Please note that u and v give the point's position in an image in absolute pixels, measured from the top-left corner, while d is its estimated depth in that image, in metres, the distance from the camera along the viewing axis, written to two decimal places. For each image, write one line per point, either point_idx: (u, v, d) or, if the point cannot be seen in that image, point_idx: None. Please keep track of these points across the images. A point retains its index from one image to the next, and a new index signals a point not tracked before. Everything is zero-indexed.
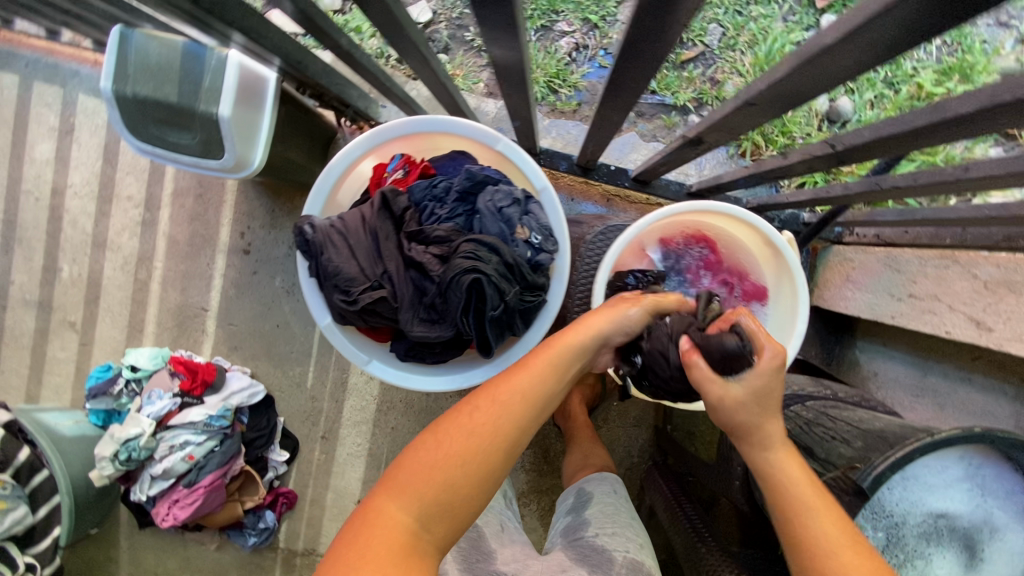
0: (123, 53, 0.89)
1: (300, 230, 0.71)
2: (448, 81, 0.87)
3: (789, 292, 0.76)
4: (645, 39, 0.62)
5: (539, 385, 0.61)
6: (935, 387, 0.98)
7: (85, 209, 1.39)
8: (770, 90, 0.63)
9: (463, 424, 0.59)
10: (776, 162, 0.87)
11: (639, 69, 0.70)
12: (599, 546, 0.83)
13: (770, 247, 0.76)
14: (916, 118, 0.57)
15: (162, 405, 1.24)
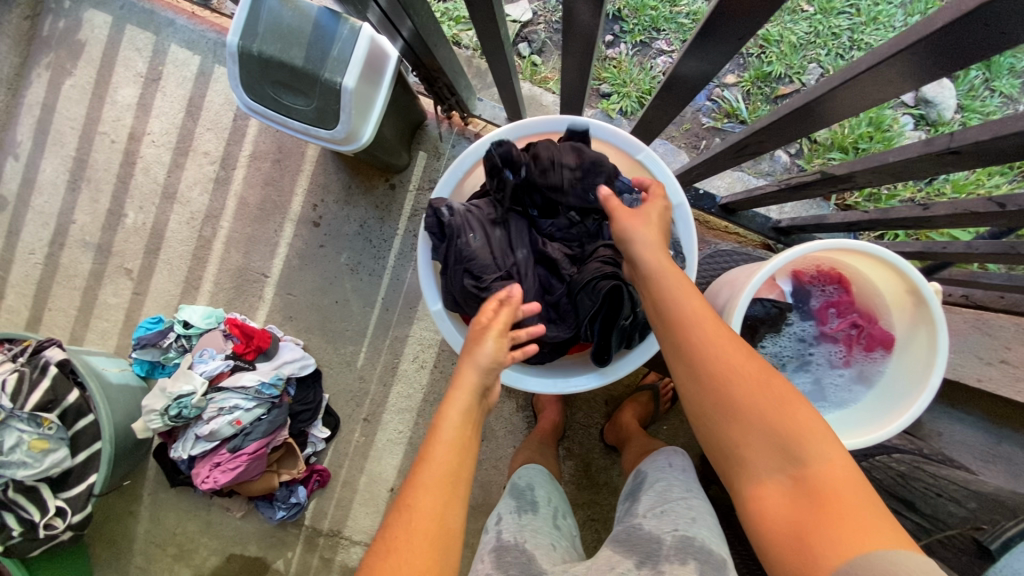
0: (256, 11, 0.89)
1: (437, 211, 0.70)
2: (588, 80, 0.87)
3: (921, 342, 0.75)
4: (868, 87, 0.62)
5: (446, 462, 0.58)
6: (1008, 455, 0.99)
7: (160, 158, 1.38)
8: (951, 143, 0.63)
9: (384, 548, 0.54)
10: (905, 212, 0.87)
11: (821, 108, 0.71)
12: (648, 532, 0.75)
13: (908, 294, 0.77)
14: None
15: (215, 365, 1.23)
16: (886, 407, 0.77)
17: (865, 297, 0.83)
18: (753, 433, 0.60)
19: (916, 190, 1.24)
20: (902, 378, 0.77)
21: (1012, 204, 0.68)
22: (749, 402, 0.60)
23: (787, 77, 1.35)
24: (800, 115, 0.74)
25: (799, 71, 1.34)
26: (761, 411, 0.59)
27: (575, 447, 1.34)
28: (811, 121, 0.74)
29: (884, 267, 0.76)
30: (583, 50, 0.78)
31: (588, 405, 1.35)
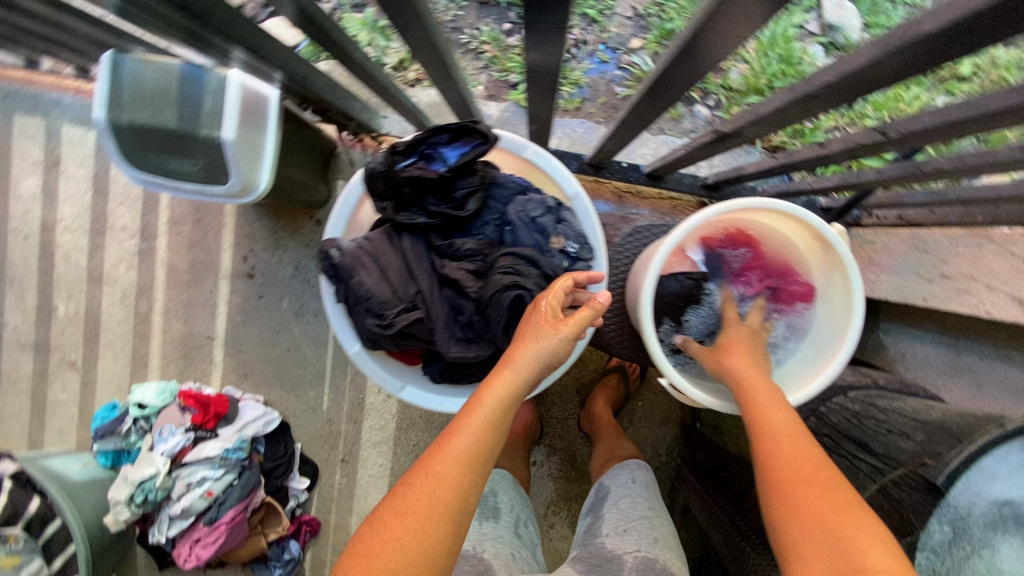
0: (117, 80, 0.85)
1: (326, 254, 0.67)
2: (455, 75, 0.86)
3: (841, 288, 0.73)
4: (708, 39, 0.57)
5: (472, 447, 0.55)
6: (970, 366, 0.96)
7: (78, 243, 1.33)
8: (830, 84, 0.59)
9: (401, 508, 0.52)
10: (810, 153, 0.86)
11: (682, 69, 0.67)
12: (610, 552, 0.82)
13: (817, 243, 0.76)
14: (979, 102, 0.56)
15: (175, 441, 1.19)
16: (814, 356, 0.76)
17: (780, 247, 0.83)
18: (802, 523, 0.52)
19: (838, 119, 1.22)
20: (825, 326, 0.77)
21: (894, 131, 0.66)
22: (805, 491, 0.54)
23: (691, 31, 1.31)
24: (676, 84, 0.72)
25: None
26: (817, 500, 0.53)
27: (555, 442, 1.34)
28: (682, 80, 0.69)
29: (792, 219, 0.75)
30: (433, 54, 0.76)
31: (560, 398, 1.34)
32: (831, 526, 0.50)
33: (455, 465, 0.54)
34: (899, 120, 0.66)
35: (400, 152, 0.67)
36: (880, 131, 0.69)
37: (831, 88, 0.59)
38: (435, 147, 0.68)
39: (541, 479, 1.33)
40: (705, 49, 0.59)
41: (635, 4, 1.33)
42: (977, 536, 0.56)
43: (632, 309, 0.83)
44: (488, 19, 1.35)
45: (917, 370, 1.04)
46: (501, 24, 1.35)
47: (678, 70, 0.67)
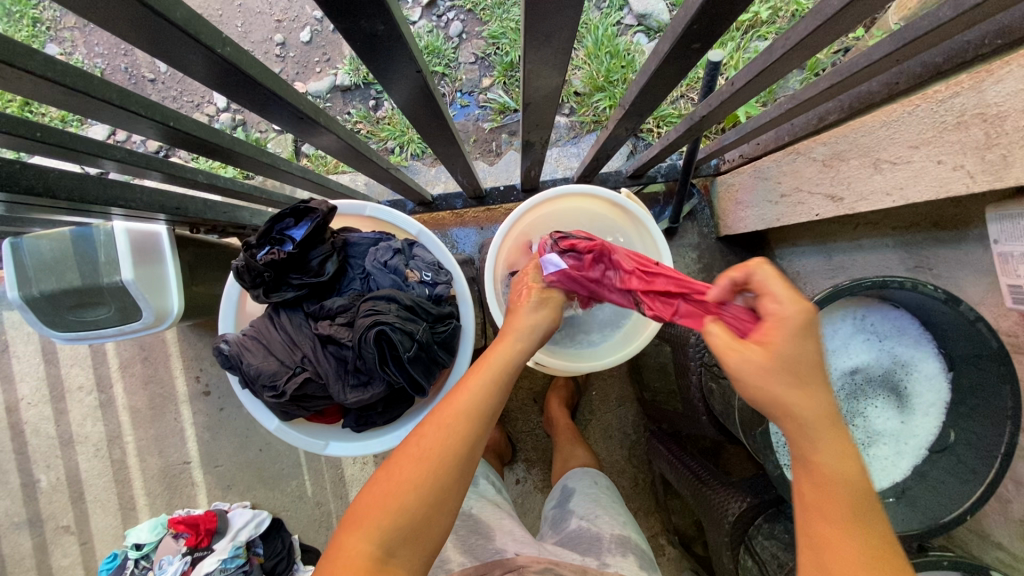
0: (19, 260, 0.95)
1: (218, 349, 0.77)
2: (298, 173, 0.98)
3: (651, 240, 0.88)
4: (423, 95, 0.65)
5: (479, 401, 0.60)
6: (842, 264, 1.04)
7: (42, 414, 1.41)
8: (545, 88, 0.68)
9: (415, 454, 0.57)
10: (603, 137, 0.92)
11: (437, 120, 0.74)
12: (586, 530, 0.86)
13: (618, 208, 0.88)
14: (648, 68, 0.63)
15: (173, 568, 1.23)
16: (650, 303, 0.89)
17: (593, 229, 0.91)
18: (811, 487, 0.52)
19: None
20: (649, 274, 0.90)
21: (627, 103, 0.73)
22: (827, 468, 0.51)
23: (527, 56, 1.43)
24: (436, 127, 0.77)
25: None
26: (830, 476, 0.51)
27: (531, 454, 1.39)
28: (443, 124, 0.76)
29: (604, 201, 0.88)
30: (254, 162, 0.87)
31: (522, 411, 1.40)
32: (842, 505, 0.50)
33: (462, 420, 0.59)
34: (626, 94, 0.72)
35: (255, 245, 0.76)
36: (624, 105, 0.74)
37: (532, 102, 0.64)
38: (282, 230, 0.77)
39: (529, 493, 1.38)
40: (422, 98, 0.65)
41: (475, 48, 1.45)
42: (843, 407, 0.73)
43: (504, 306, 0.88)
44: (354, 101, 1.45)
45: (810, 281, 1.14)
46: (366, 102, 1.45)
47: (430, 118, 0.73)
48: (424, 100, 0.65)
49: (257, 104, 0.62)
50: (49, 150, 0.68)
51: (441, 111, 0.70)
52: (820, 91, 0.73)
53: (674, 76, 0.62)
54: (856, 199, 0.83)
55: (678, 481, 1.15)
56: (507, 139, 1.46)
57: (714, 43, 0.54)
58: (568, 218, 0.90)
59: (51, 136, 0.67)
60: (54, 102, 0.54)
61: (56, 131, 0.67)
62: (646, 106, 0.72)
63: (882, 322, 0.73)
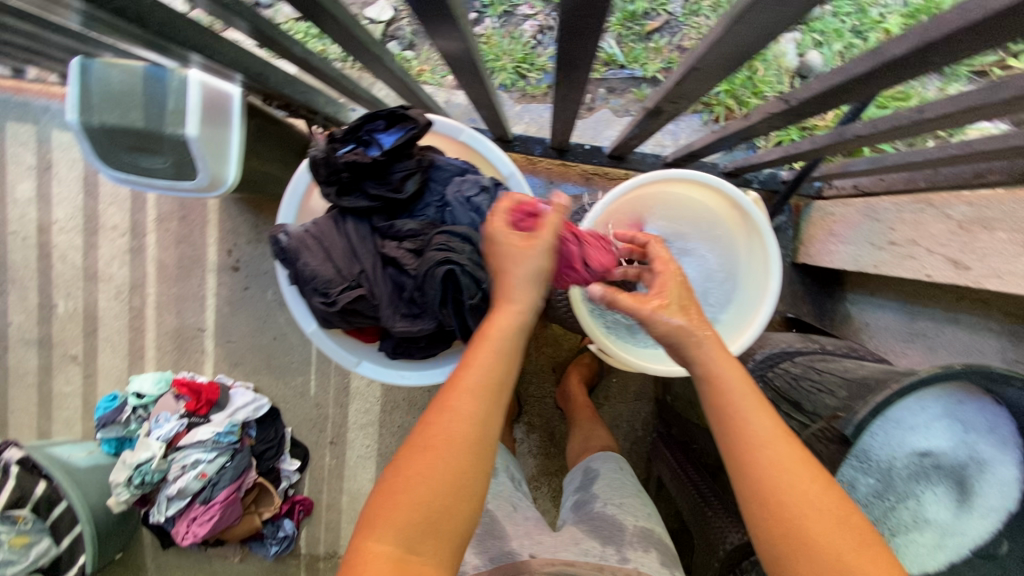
0: (86, 83, 0.88)
1: (275, 239, 0.72)
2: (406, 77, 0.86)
3: (761, 257, 0.78)
4: (585, 18, 0.57)
5: (483, 377, 0.57)
6: (925, 331, 0.97)
7: (73, 243, 1.40)
8: (712, 54, 0.53)
9: (426, 440, 0.54)
10: (739, 123, 0.83)
11: (582, 52, 0.65)
12: (610, 516, 0.84)
13: (737, 212, 0.78)
14: (854, 68, 0.56)
15: (170, 426, 1.25)
16: (738, 320, 0.80)
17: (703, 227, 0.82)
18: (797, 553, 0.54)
19: None
20: (746, 288, 0.81)
21: (793, 100, 0.66)
22: (820, 525, 0.54)
23: (653, 11, 1.30)
24: (574, 63, 0.70)
25: (662, 2, 1.29)
26: (824, 528, 0.54)
27: (535, 420, 1.37)
28: (583, 63, 0.69)
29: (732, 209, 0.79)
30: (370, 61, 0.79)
31: (538, 376, 1.38)
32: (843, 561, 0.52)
33: (470, 400, 0.55)
34: (797, 89, 0.65)
35: (338, 139, 0.71)
36: (786, 100, 0.68)
37: (696, 72, 0.57)
38: (371, 132, 0.72)
39: (521, 456, 1.37)
40: (584, 25, 0.59)
41: None
42: (900, 484, 0.68)
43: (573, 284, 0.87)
44: None
45: (879, 338, 1.07)
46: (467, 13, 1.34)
47: (575, 50, 0.65)
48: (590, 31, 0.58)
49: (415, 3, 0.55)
50: None
51: (595, 45, 0.63)
52: (1005, 146, 0.65)
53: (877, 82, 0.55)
54: (985, 273, 0.76)
55: (676, 492, 1.13)
56: (604, 95, 1.34)
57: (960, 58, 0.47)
58: (677, 205, 0.82)
59: None
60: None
61: None
62: (813, 108, 0.65)
63: (978, 414, 0.65)
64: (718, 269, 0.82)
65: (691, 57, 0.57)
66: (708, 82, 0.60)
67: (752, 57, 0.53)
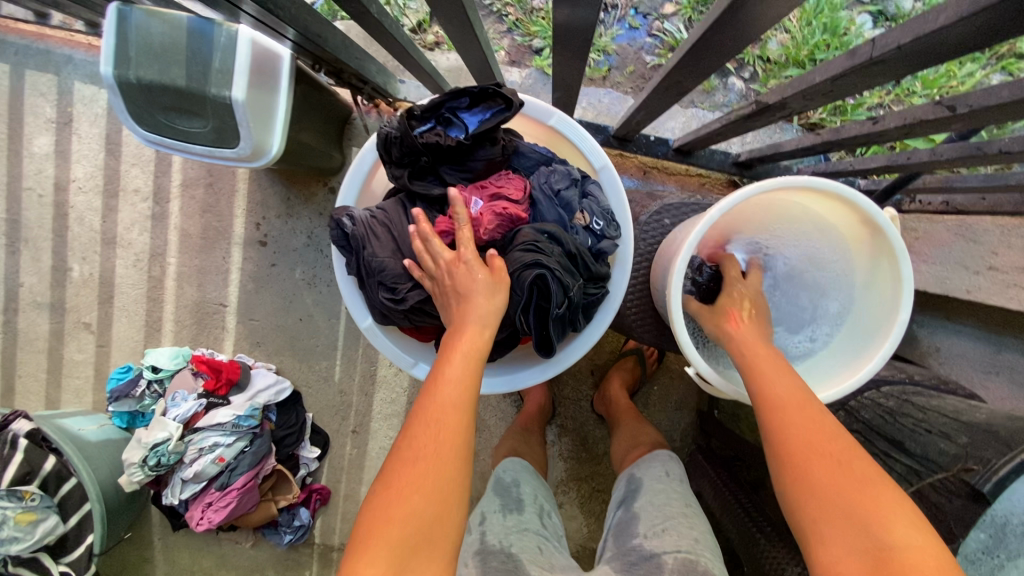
0: (124, 34, 0.80)
1: (339, 222, 0.64)
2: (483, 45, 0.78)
3: (886, 281, 0.68)
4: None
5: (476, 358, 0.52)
6: (1010, 363, 0.94)
7: (91, 204, 1.31)
8: (913, 46, 0.47)
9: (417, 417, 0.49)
10: (860, 129, 0.76)
11: (729, 37, 0.58)
12: (648, 551, 0.73)
13: (863, 227, 0.69)
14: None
15: (188, 407, 1.18)
16: (850, 345, 0.73)
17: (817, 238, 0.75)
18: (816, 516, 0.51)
19: (883, 96, 1.12)
20: (868, 314, 0.71)
21: (962, 106, 0.58)
22: (821, 467, 0.53)
23: None
24: (705, 47, 0.62)
25: None
26: (853, 493, 0.50)
27: (568, 422, 1.31)
28: (723, 51, 0.62)
29: (859, 227, 0.69)
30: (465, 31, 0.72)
31: (575, 377, 1.32)
32: (856, 509, 0.49)
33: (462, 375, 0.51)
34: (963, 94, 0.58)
35: (416, 116, 0.62)
36: (947, 106, 0.60)
37: (879, 65, 0.52)
38: (455, 111, 0.63)
39: (551, 459, 1.31)
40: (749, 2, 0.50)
41: None
42: None
43: (655, 298, 0.79)
44: None
45: (952, 366, 0.99)
46: None
47: (720, 34, 0.58)
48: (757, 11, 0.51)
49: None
50: None
51: (751, 32, 0.56)
52: None
53: None
54: None
55: (720, 513, 1.07)
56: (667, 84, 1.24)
57: None
58: (791, 215, 0.75)
59: None
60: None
61: None
62: (980, 118, 0.57)
63: None
64: (828, 284, 0.77)
65: (870, 49, 0.52)
66: (878, 77, 0.54)
67: (956, 54, 0.47)
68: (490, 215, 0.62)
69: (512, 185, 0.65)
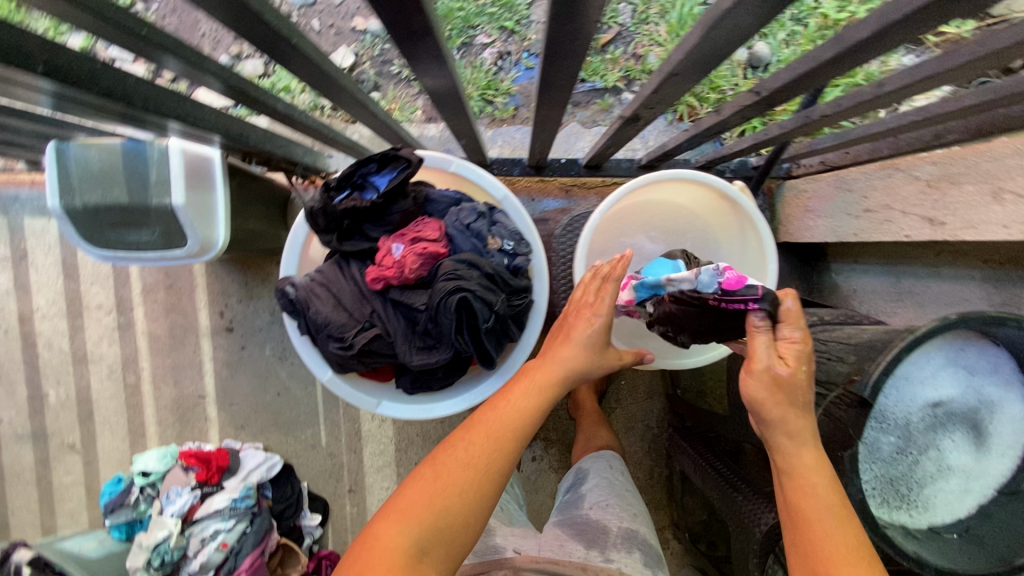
0: (65, 167, 0.89)
1: (283, 291, 0.74)
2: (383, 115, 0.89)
3: (751, 238, 0.84)
4: (562, 44, 0.58)
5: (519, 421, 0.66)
6: (911, 289, 1.01)
7: (58, 328, 1.37)
8: (689, 59, 0.56)
9: (461, 459, 0.62)
10: (712, 119, 0.86)
11: (563, 71, 0.67)
12: (593, 520, 0.84)
13: (726, 200, 0.84)
14: (820, 54, 0.58)
15: (183, 500, 1.21)
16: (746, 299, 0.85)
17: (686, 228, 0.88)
18: (792, 520, 0.61)
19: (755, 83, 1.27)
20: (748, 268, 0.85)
21: (765, 90, 0.68)
22: (813, 506, 0.60)
23: (604, 25, 1.34)
24: (549, 84, 0.71)
25: (611, 15, 1.33)
26: (830, 531, 0.58)
27: (551, 435, 1.37)
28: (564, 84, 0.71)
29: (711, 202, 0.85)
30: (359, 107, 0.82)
31: None
32: (826, 546, 0.58)
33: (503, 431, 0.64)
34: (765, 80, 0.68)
35: (334, 188, 0.72)
36: (757, 92, 0.70)
37: (676, 77, 0.61)
38: (367, 176, 0.73)
39: (543, 474, 1.37)
40: (561, 50, 0.60)
41: None
42: (921, 438, 0.71)
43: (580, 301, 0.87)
44: None
45: (869, 302, 1.10)
46: None
47: (556, 70, 0.68)
48: (565, 53, 0.60)
49: (403, 49, 0.56)
50: (153, 52, 0.60)
51: (571, 68, 0.65)
52: (960, 107, 0.69)
53: (843, 67, 0.57)
54: (961, 226, 0.80)
55: (703, 483, 1.14)
56: (570, 110, 1.38)
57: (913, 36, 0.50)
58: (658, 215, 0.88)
59: (156, 36, 0.59)
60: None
61: (160, 32, 0.59)
62: (782, 97, 0.67)
63: (979, 358, 0.69)
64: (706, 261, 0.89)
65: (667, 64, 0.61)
66: (684, 84, 0.63)
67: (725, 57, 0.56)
68: (412, 255, 0.70)
69: (430, 228, 0.74)
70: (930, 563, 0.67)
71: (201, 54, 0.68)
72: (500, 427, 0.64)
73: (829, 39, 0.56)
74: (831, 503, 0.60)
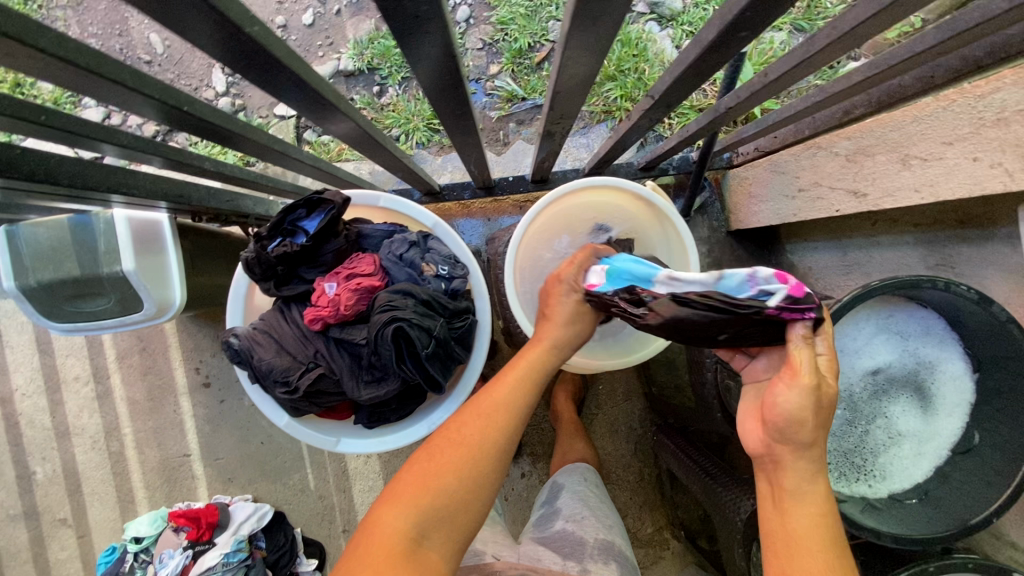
0: (15, 249, 0.91)
1: (228, 343, 0.75)
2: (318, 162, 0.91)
3: (676, 237, 0.88)
4: (449, 78, 0.61)
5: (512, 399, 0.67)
6: (857, 259, 1.03)
7: (38, 405, 1.38)
8: (567, 77, 0.59)
9: (457, 442, 0.64)
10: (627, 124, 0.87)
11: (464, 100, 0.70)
12: (570, 533, 0.84)
13: (643, 203, 0.90)
14: (691, 56, 0.61)
15: (175, 562, 1.21)
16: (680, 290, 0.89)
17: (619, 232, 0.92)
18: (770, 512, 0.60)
19: None
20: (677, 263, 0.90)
21: (658, 93, 0.71)
22: (796, 501, 0.59)
23: (536, 44, 1.38)
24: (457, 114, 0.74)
25: (543, 33, 1.38)
26: (807, 523, 0.57)
27: (536, 448, 1.37)
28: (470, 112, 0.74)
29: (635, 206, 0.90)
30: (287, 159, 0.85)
31: None
32: (799, 537, 0.57)
33: (495, 412, 0.66)
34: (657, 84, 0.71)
35: (265, 237, 0.74)
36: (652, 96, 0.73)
37: (563, 93, 0.64)
38: (297, 221, 0.75)
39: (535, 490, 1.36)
40: (449, 83, 0.63)
41: (482, 34, 1.40)
42: (867, 407, 0.74)
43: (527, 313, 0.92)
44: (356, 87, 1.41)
45: (823, 277, 1.11)
46: (370, 88, 1.41)
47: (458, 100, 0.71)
48: (456, 86, 0.63)
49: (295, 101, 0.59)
50: (63, 136, 0.63)
51: (465, 98, 0.68)
52: (852, 83, 0.72)
53: (715, 63, 0.60)
54: (880, 196, 0.83)
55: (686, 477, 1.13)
56: (515, 129, 1.42)
57: (762, 29, 0.53)
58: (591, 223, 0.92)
59: (64, 120, 0.61)
60: (78, 88, 0.48)
61: (67, 115, 0.62)
62: (676, 97, 0.70)
63: (907, 322, 0.73)
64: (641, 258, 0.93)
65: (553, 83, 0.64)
66: (576, 99, 0.66)
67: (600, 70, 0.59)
68: (347, 292, 0.72)
69: (365, 264, 0.76)
70: (886, 531, 0.65)
71: (123, 131, 0.71)
72: (492, 407, 0.66)
73: (694, 40, 0.59)
74: (815, 506, 0.58)
